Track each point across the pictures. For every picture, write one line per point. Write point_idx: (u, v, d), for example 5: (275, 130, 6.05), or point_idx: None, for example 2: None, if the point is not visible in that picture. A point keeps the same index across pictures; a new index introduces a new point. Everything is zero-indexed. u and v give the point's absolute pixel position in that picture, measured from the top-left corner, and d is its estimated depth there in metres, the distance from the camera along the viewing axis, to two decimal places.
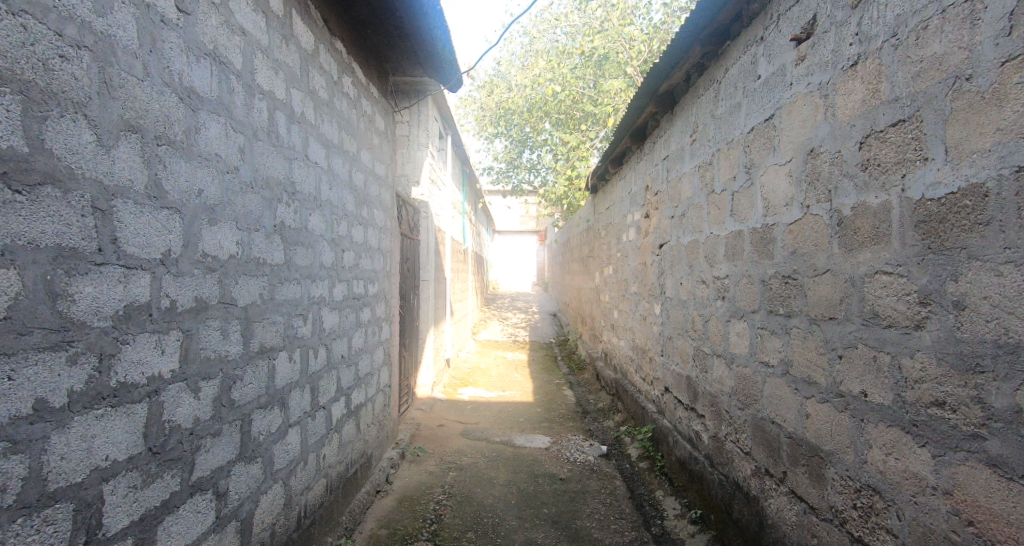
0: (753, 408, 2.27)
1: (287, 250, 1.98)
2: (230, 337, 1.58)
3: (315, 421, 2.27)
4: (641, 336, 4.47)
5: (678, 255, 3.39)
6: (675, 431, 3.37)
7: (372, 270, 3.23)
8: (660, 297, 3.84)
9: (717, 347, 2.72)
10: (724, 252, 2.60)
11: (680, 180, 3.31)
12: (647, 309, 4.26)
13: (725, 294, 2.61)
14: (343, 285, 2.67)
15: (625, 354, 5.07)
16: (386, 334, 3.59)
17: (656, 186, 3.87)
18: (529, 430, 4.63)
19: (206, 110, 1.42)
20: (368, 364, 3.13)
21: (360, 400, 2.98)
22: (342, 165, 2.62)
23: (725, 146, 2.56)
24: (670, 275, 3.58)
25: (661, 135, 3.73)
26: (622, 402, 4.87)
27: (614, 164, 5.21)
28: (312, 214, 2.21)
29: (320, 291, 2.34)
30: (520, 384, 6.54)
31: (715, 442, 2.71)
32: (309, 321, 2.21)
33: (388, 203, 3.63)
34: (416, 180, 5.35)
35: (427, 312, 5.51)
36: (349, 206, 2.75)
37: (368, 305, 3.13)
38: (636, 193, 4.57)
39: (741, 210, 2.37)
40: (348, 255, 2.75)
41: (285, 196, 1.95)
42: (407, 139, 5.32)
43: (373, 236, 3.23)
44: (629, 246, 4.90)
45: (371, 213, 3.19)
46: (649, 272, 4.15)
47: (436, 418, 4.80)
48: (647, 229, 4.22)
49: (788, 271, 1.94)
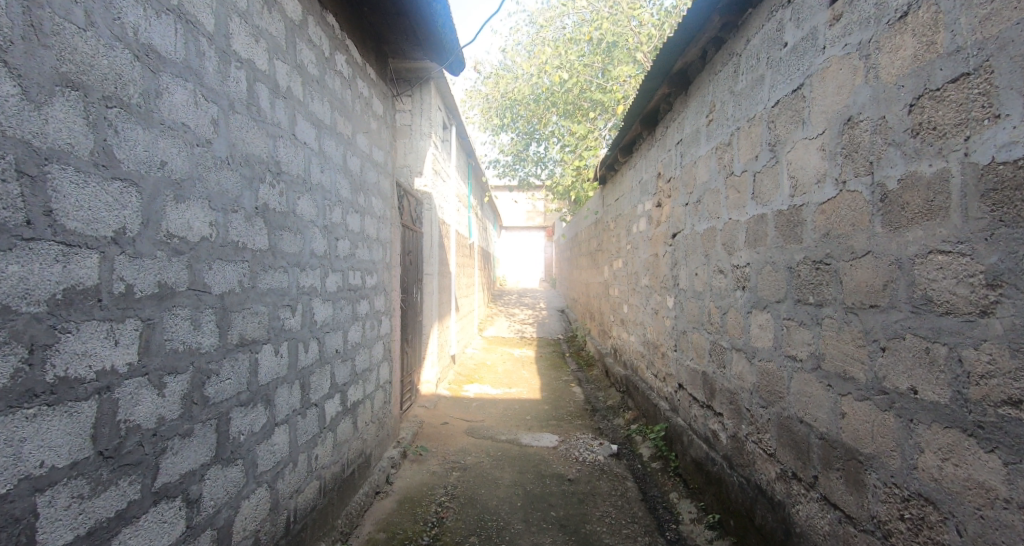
0: (778, 406, 2.09)
1: (272, 235, 1.84)
2: (203, 328, 1.43)
3: (305, 419, 2.13)
4: (653, 330, 4.29)
5: (692, 245, 3.21)
6: (690, 430, 3.20)
7: (371, 260, 3.09)
8: (673, 289, 3.67)
9: (737, 340, 2.54)
10: (745, 238, 2.42)
11: (695, 164, 3.12)
12: (659, 302, 4.08)
13: (746, 284, 2.43)
14: (337, 275, 2.53)
15: (636, 349, 4.90)
16: (386, 329, 3.45)
17: (669, 172, 3.69)
18: (536, 428, 4.47)
19: (168, 73, 1.27)
20: (366, 359, 2.98)
21: (358, 397, 2.83)
22: (335, 148, 2.48)
23: (746, 124, 2.38)
24: (684, 266, 3.40)
25: (674, 117, 3.54)
26: (632, 400, 4.70)
27: (624, 153, 5.04)
28: (300, 198, 2.06)
29: (311, 281, 2.19)
30: (527, 381, 6.38)
31: (735, 442, 2.53)
32: (297, 312, 2.06)
33: (388, 191, 3.48)
34: (419, 170, 5.19)
35: (430, 307, 5.36)
36: (343, 192, 2.60)
37: (366, 297, 2.98)
38: (647, 181, 4.39)
39: (764, 191, 2.19)
40: (343, 244, 2.61)
41: (268, 176, 1.80)
42: (409, 129, 5.17)
43: (371, 225, 3.08)
44: (640, 238, 4.71)
45: (369, 201, 3.04)
46: (661, 263, 3.97)
47: (440, 416, 4.66)
48: (659, 219, 4.04)
49: (820, 255, 1.76)
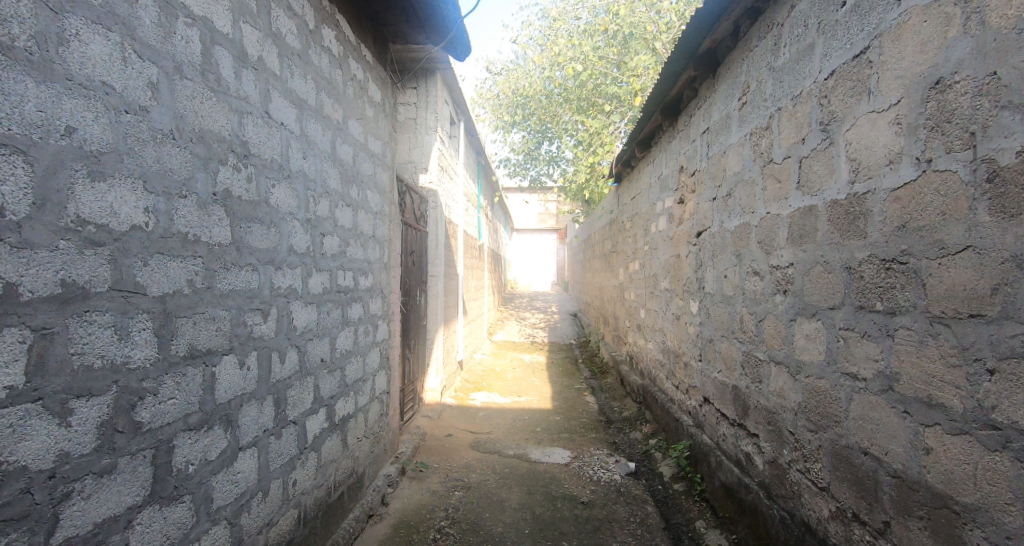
0: (832, 432, 1.77)
1: (236, 227, 1.57)
2: (134, 338, 1.16)
3: (281, 440, 1.86)
4: (673, 337, 3.97)
5: (721, 245, 2.90)
6: (718, 451, 2.89)
7: (364, 260, 2.83)
8: (697, 293, 3.35)
9: (777, 352, 2.23)
10: (788, 234, 2.11)
11: (725, 154, 2.81)
12: (681, 308, 3.76)
13: (787, 287, 2.12)
14: (323, 275, 2.26)
15: (654, 357, 4.57)
16: (383, 335, 3.19)
17: (693, 165, 3.39)
18: (546, 442, 4.17)
19: (78, 15, 1.01)
20: (359, 368, 2.72)
21: (348, 411, 2.56)
22: (321, 133, 2.22)
23: (788, 103, 2.07)
24: (711, 267, 3.09)
25: (699, 104, 3.24)
26: (651, 412, 4.39)
27: (641, 148, 4.74)
28: (274, 186, 1.80)
29: (288, 281, 1.93)
30: (538, 389, 6.08)
31: (774, 469, 2.21)
32: (271, 317, 1.80)
33: (387, 185, 3.22)
34: (425, 167, 4.93)
35: (436, 310, 5.08)
36: (330, 182, 2.34)
37: (358, 301, 2.72)
38: (667, 176, 4.08)
39: (814, 180, 1.88)
40: (331, 241, 2.35)
41: (232, 157, 1.54)
42: (414, 123, 4.92)
43: (365, 222, 2.82)
44: (660, 238, 4.39)
45: (363, 195, 2.78)
46: (684, 265, 3.65)
47: (444, 427, 4.38)
48: (681, 217, 3.73)
49: (891, 253, 1.45)
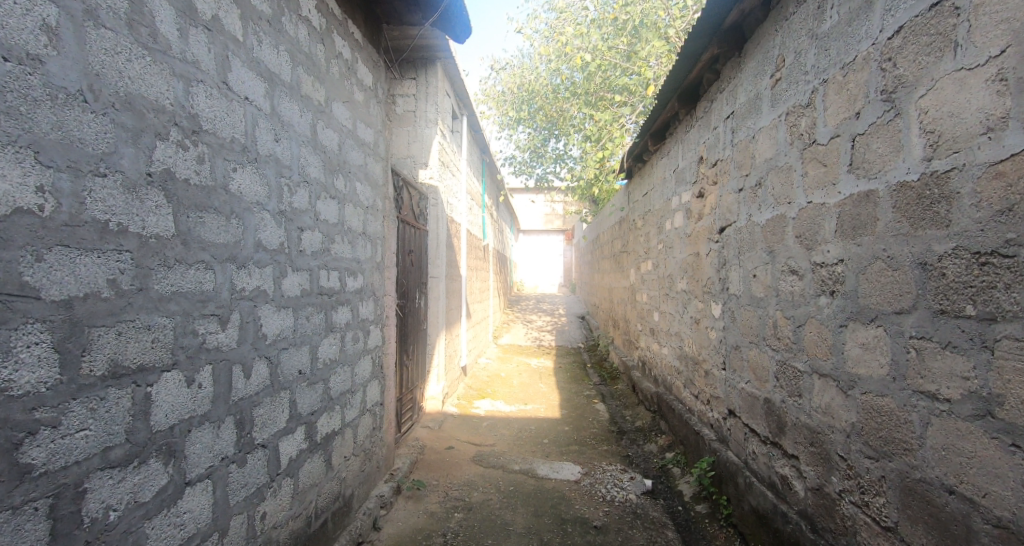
0: (900, 462, 1.48)
1: (184, 217, 1.31)
2: (22, 357, 0.92)
3: (247, 468, 1.59)
4: (692, 343, 3.68)
5: (750, 241, 2.61)
6: (747, 471, 2.60)
7: (352, 260, 2.57)
8: (719, 295, 3.07)
9: (821, 363, 1.93)
10: (835, 226, 1.82)
11: (753, 139, 2.52)
12: (701, 311, 3.47)
13: (835, 287, 1.83)
14: (301, 275, 1.99)
15: (671, 364, 4.28)
16: (375, 341, 2.92)
17: (715, 154, 3.10)
18: (555, 456, 3.88)
19: None
20: (345, 379, 2.46)
21: (332, 428, 2.30)
22: (298, 114, 1.95)
23: (836, 73, 1.78)
24: (737, 266, 2.80)
25: (723, 86, 2.95)
26: (666, 422, 4.11)
27: (655, 140, 4.46)
28: (236, 171, 1.54)
29: (256, 281, 1.67)
30: (546, 395, 5.80)
31: (820, 499, 1.93)
32: (232, 325, 1.53)
33: (379, 177, 2.96)
34: (424, 161, 4.68)
35: (437, 313, 4.82)
36: (310, 171, 2.08)
37: (344, 304, 2.46)
38: (684, 168, 3.79)
39: (872, 160, 1.60)
40: (310, 237, 2.08)
41: (177, 131, 1.27)
42: (413, 115, 4.66)
43: (353, 217, 2.56)
44: (675, 236, 4.10)
45: (350, 187, 2.52)
46: (703, 264, 3.36)
47: (445, 439, 4.11)
48: (701, 212, 3.44)
49: (989, 243, 1.19)
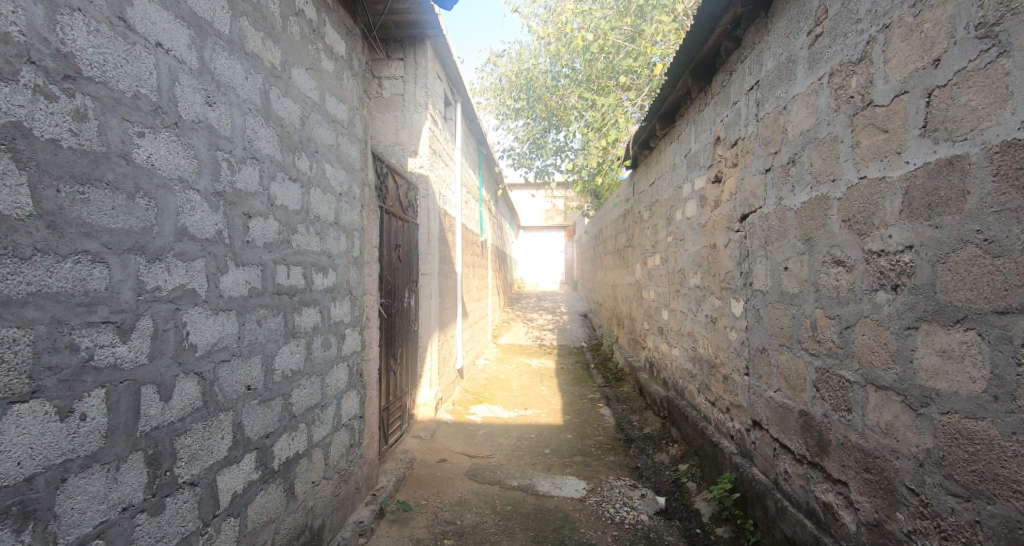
0: (1004, 508, 1.16)
1: (52, 191, 0.98)
2: None
3: (164, 516, 1.25)
4: (708, 344, 3.35)
5: (780, 229, 2.27)
6: (777, 494, 2.26)
7: (320, 254, 2.23)
8: (741, 291, 2.73)
9: (879, 374, 1.59)
10: (899, 205, 1.48)
11: (784, 110, 2.18)
12: (718, 308, 3.14)
13: (899, 281, 1.49)
14: (249, 271, 1.66)
15: (683, 366, 3.95)
16: (353, 347, 2.59)
17: (736, 132, 2.76)
18: (557, 469, 3.56)
19: None
20: (312, 392, 2.12)
21: (296, 450, 1.96)
22: (242, 75, 1.61)
23: (902, 13, 1.44)
24: (763, 259, 2.47)
25: (745, 52, 2.60)
26: (680, 431, 3.79)
27: (663, 123, 4.12)
28: (149, 138, 1.21)
29: (180, 278, 1.32)
30: (546, 399, 5.47)
31: (879, 538, 1.59)
32: (140, 334, 1.18)
33: (355, 161, 2.63)
34: (414, 149, 4.34)
35: (429, 313, 4.48)
36: (261, 146, 1.73)
37: (310, 305, 2.13)
38: (698, 151, 3.45)
39: (960, 118, 1.26)
40: (262, 225, 1.74)
41: (34, 72, 0.95)
42: (401, 99, 4.32)
43: (321, 205, 2.23)
44: (687, 227, 3.76)
45: (316, 169, 2.19)
46: (721, 257, 3.03)
47: (437, 450, 3.79)
48: (718, 200, 3.10)
49: None
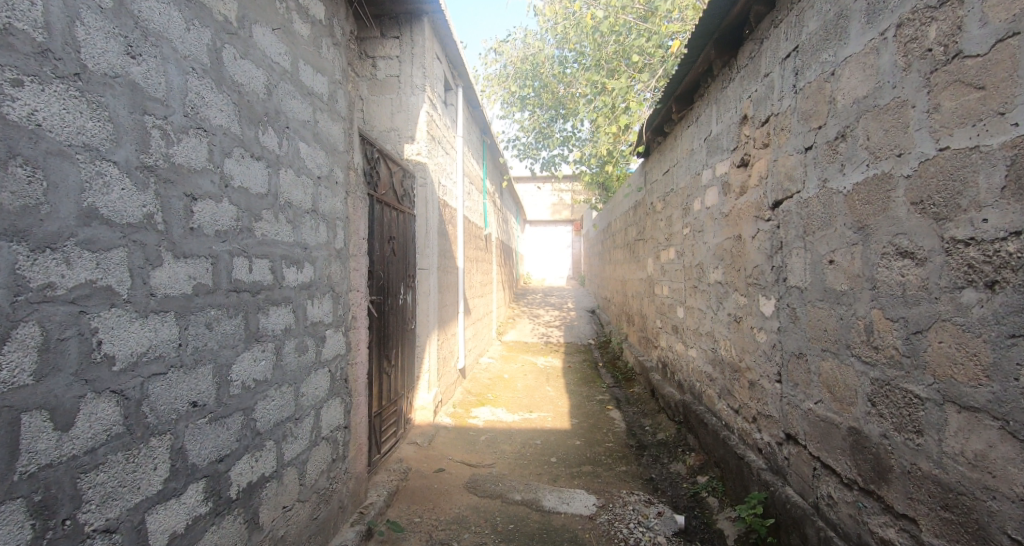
0: None
1: None
2: None
3: None
4: (732, 345, 3.05)
5: (825, 216, 1.96)
6: (818, 523, 1.97)
7: (293, 245, 1.95)
8: (774, 287, 2.43)
9: (965, 393, 1.30)
10: (1003, 179, 1.19)
11: (832, 76, 1.86)
12: (745, 307, 2.84)
13: (999, 275, 1.21)
14: (193, 265, 1.38)
15: (701, 368, 3.66)
16: (335, 350, 2.32)
17: (768, 107, 2.45)
18: (564, 482, 3.28)
19: None
20: (283, 404, 1.85)
21: (262, 472, 1.70)
22: (181, 25, 1.33)
23: None
24: (801, 251, 2.16)
25: (780, 14, 2.29)
26: (699, 439, 3.50)
27: (681, 104, 3.80)
28: (34, 86, 0.97)
29: (86, 273, 1.05)
30: (553, 401, 5.18)
31: None
32: (18, 344, 0.93)
33: (337, 142, 2.35)
34: (411, 134, 4.05)
35: (428, 311, 4.19)
36: (211, 114, 1.45)
37: (280, 304, 1.85)
38: (722, 133, 3.14)
39: None
40: (211, 209, 1.46)
41: None
42: (397, 80, 4.03)
43: (294, 189, 1.95)
44: (707, 217, 3.45)
45: (288, 147, 1.91)
46: (749, 250, 2.72)
47: (434, 458, 3.52)
48: (745, 186, 2.79)
49: None
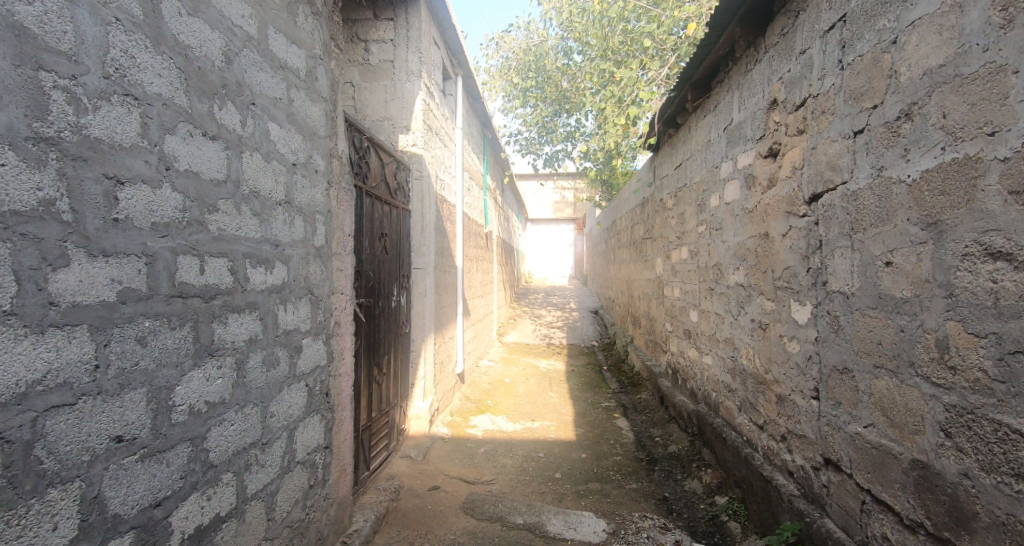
0: None
1: None
2: None
3: None
4: (756, 354, 2.78)
5: (881, 210, 1.68)
6: None
7: (260, 242, 1.67)
8: (810, 292, 2.16)
9: None
10: None
11: (894, 45, 1.58)
12: (772, 312, 2.57)
13: None
14: (118, 264, 1.10)
15: (718, 378, 3.39)
16: (314, 361, 2.04)
17: (805, 88, 2.17)
18: (570, 502, 3.01)
19: None
20: (247, 428, 1.58)
21: (219, 512, 1.43)
22: None
23: None
24: (847, 251, 1.89)
25: None
26: (715, 454, 3.24)
27: (698, 91, 3.53)
28: None
29: None
30: (556, 408, 4.91)
31: None
32: None
33: (318, 126, 2.08)
34: (406, 124, 3.78)
35: (424, 313, 3.92)
36: (146, 79, 1.17)
37: (244, 311, 1.58)
38: (745, 120, 2.86)
39: None
40: (146, 197, 1.17)
41: None
42: (392, 65, 3.76)
43: (262, 176, 1.68)
44: (727, 213, 3.17)
45: (255, 126, 1.64)
46: (779, 249, 2.45)
47: (429, 474, 3.24)
48: (774, 178, 2.51)
49: None
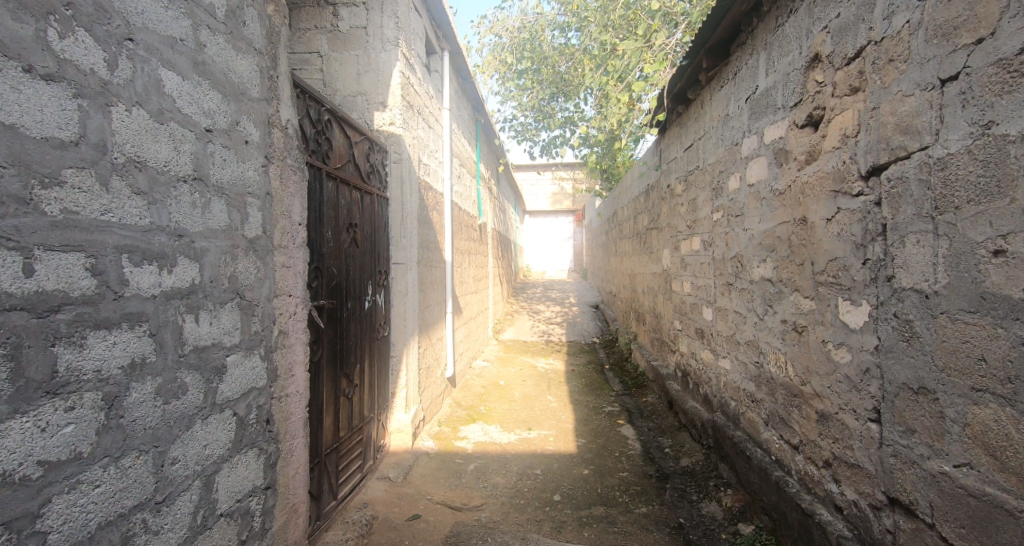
0: None
1: None
2: None
3: None
4: (789, 361, 2.35)
5: (989, 181, 1.25)
6: None
7: (151, 231, 1.24)
8: (869, 289, 1.72)
9: None
10: None
11: None
12: (812, 312, 2.14)
13: None
14: None
15: (738, 385, 2.96)
16: (246, 384, 1.61)
17: (862, 33, 1.73)
18: (570, 533, 2.60)
19: None
20: (128, 486, 1.15)
21: None
22: None
23: None
24: (923, 236, 1.46)
25: None
26: (736, 473, 2.82)
27: (714, 58, 3.08)
28: None
29: None
30: (555, 414, 4.49)
31: None
32: None
33: (246, 83, 1.63)
34: (382, 98, 3.32)
35: (406, 314, 3.46)
36: None
37: (122, 326, 1.14)
38: (775, 84, 2.41)
39: None
40: None
41: None
42: (365, 32, 3.30)
43: (153, 140, 1.24)
44: (750, 197, 2.73)
45: (140, 70, 1.20)
46: (823, 237, 2.01)
47: (409, 500, 2.82)
48: (815, 151, 2.07)
49: None
